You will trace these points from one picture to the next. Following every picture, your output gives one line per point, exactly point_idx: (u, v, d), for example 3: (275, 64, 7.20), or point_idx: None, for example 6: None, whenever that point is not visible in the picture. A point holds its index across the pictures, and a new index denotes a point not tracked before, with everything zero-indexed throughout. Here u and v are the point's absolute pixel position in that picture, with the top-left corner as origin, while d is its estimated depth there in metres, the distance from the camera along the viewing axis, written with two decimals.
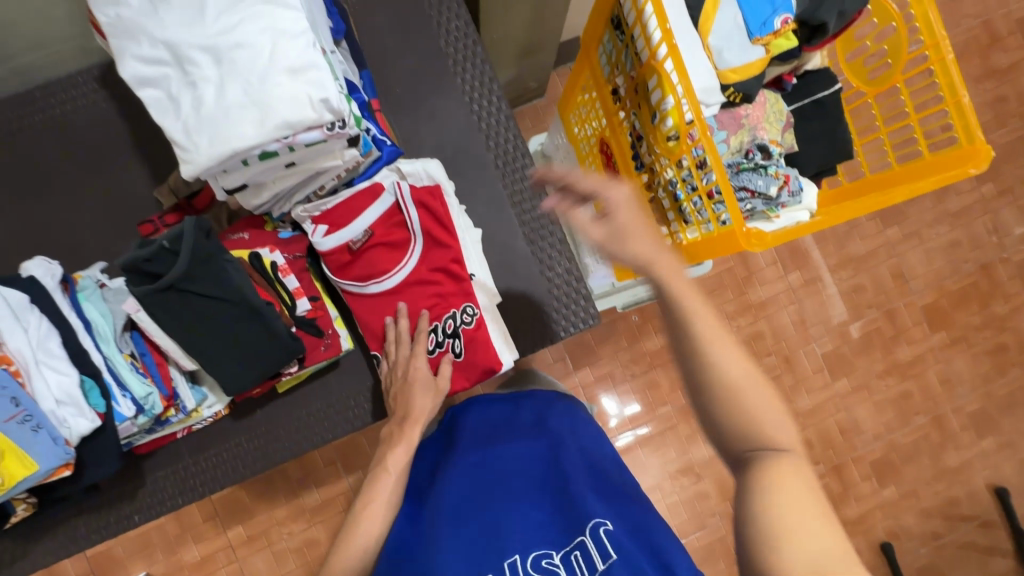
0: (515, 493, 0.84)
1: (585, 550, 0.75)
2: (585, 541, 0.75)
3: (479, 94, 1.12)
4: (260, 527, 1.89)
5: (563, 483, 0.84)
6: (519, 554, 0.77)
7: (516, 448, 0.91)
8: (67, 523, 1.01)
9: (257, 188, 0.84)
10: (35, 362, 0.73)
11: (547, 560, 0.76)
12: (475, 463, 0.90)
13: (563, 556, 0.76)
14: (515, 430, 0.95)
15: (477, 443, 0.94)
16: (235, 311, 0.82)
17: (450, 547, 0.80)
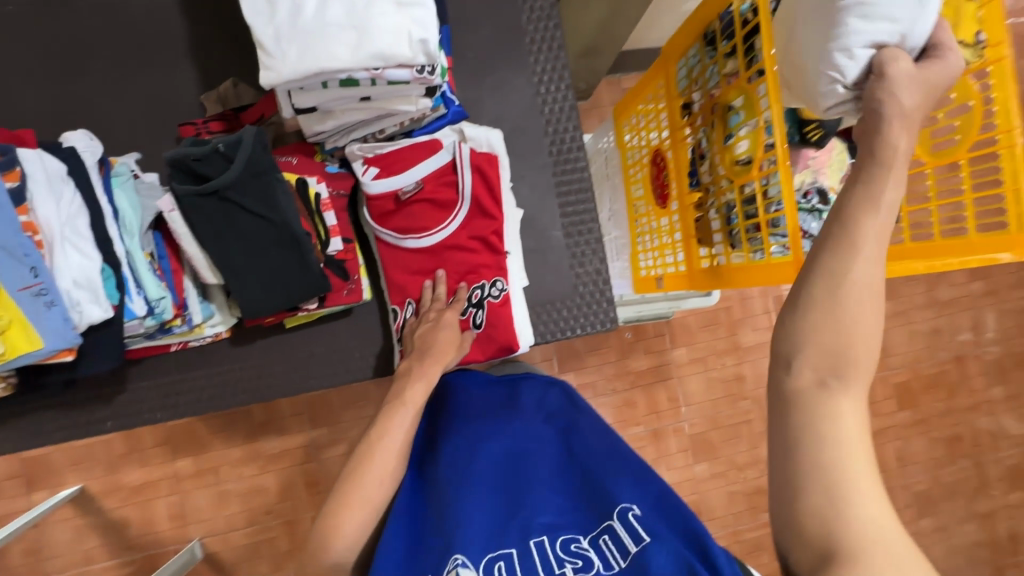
0: (532, 469, 0.76)
1: (614, 535, 0.66)
2: (614, 525, 0.67)
3: (549, 78, 1.11)
4: (210, 464, 1.83)
5: (581, 463, 0.77)
6: (543, 535, 0.68)
7: (520, 426, 0.84)
8: (34, 414, 0.96)
9: (324, 114, 0.82)
10: (60, 238, 0.68)
11: (576, 544, 0.66)
12: (484, 433, 0.82)
13: (591, 540, 0.66)
14: (524, 408, 0.87)
15: (484, 416, 0.86)
16: (271, 233, 0.80)
17: (462, 517, 0.70)
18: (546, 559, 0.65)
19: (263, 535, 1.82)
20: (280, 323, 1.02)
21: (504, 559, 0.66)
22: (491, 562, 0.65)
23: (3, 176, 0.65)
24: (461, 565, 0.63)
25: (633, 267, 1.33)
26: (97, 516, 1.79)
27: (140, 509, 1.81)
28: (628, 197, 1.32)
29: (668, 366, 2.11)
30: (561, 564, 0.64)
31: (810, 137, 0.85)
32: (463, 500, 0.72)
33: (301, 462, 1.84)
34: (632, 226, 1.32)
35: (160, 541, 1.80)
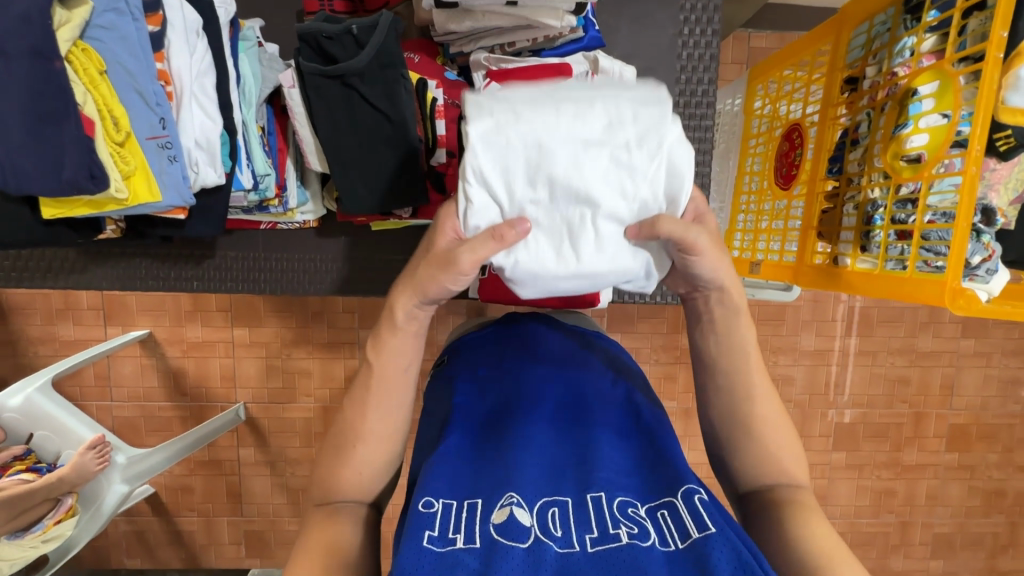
0: (597, 422, 0.66)
1: (674, 515, 0.53)
2: (675, 502, 0.55)
3: (697, 18, 0.99)
4: (264, 338, 1.93)
5: (651, 433, 0.65)
6: (602, 491, 0.56)
7: (589, 378, 0.73)
8: (130, 259, 1.01)
9: (461, 14, 0.76)
10: (189, 94, 0.67)
11: (633, 509, 0.54)
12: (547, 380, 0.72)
13: (648, 510, 0.54)
14: (594, 363, 0.77)
15: (562, 368, 0.75)
16: (384, 130, 0.77)
17: (518, 459, 0.60)
18: (601, 516, 0.53)
19: (300, 413, 1.95)
20: (366, 225, 1.01)
21: (558, 507, 0.55)
22: (542, 502, 0.55)
23: (146, 18, 0.63)
24: (516, 504, 0.53)
25: (724, 245, 1.24)
26: (159, 360, 1.95)
27: (197, 364, 1.95)
28: (739, 170, 1.22)
29: None
30: (618, 525, 0.52)
31: (996, 146, 0.72)
32: (530, 439, 0.63)
33: (345, 357, 1.92)
34: (734, 202, 1.22)
35: (211, 396, 1.96)
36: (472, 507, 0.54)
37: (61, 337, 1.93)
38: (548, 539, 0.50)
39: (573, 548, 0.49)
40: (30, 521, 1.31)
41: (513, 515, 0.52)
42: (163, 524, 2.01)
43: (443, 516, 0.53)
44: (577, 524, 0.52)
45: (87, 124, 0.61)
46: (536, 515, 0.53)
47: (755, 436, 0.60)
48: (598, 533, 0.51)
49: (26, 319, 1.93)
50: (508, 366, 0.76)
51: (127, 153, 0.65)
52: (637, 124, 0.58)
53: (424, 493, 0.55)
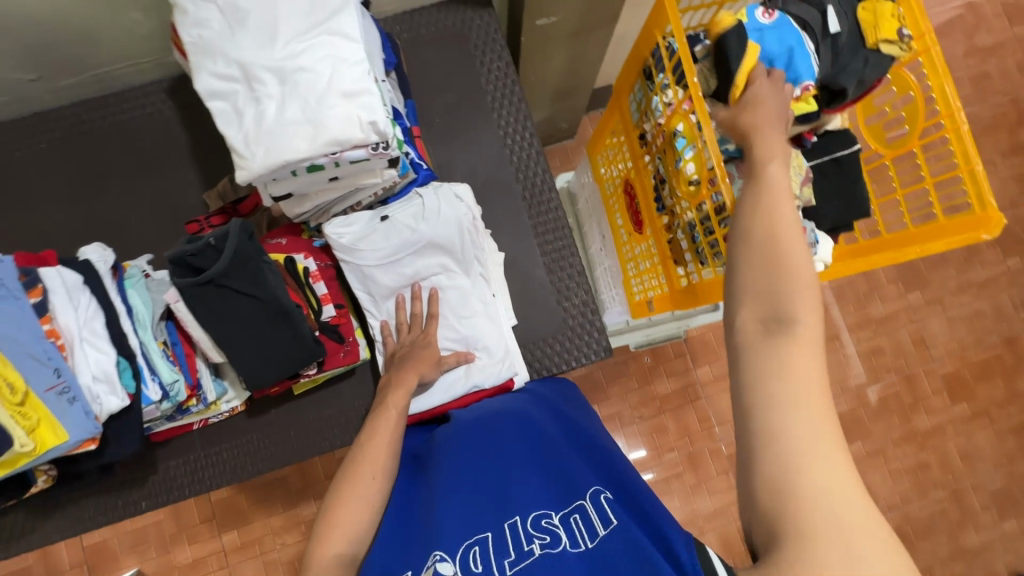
0: (505, 459, 0.79)
1: (584, 514, 0.69)
2: (584, 504, 0.70)
3: (514, 129, 1.19)
4: (255, 535, 1.88)
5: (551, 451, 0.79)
6: (517, 516, 0.70)
7: (499, 425, 0.86)
8: (77, 502, 1.04)
9: (301, 198, 0.90)
10: (79, 339, 0.77)
11: (547, 520, 0.69)
12: (473, 433, 0.85)
13: (562, 517, 0.69)
14: (504, 409, 0.90)
15: (475, 422, 0.88)
16: (262, 308, 0.87)
17: (445, 510, 0.72)
18: (517, 538, 0.68)
19: None
20: (288, 392, 1.09)
21: (480, 545, 0.68)
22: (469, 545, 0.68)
23: (27, 293, 0.75)
24: (439, 560, 0.66)
25: (627, 293, 1.34)
26: None
27: None
28: (612, 228, 1.36)
29: (694, 387, 2.04)
30: (530, 541, 0.67)
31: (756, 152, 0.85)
32: (450, 493, 0.75)
33: None
34: (620, 255, 1.34)
35: None
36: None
37: None
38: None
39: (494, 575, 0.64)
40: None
41: (438, 570, 0.65)
42: None
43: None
44: (496, 554, 0.66)
45: None
46: (460, 561, 0.66)
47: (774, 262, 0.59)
48: (515, 554, 0.66)
49: None
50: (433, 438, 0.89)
51: (29, 408, 0.73)
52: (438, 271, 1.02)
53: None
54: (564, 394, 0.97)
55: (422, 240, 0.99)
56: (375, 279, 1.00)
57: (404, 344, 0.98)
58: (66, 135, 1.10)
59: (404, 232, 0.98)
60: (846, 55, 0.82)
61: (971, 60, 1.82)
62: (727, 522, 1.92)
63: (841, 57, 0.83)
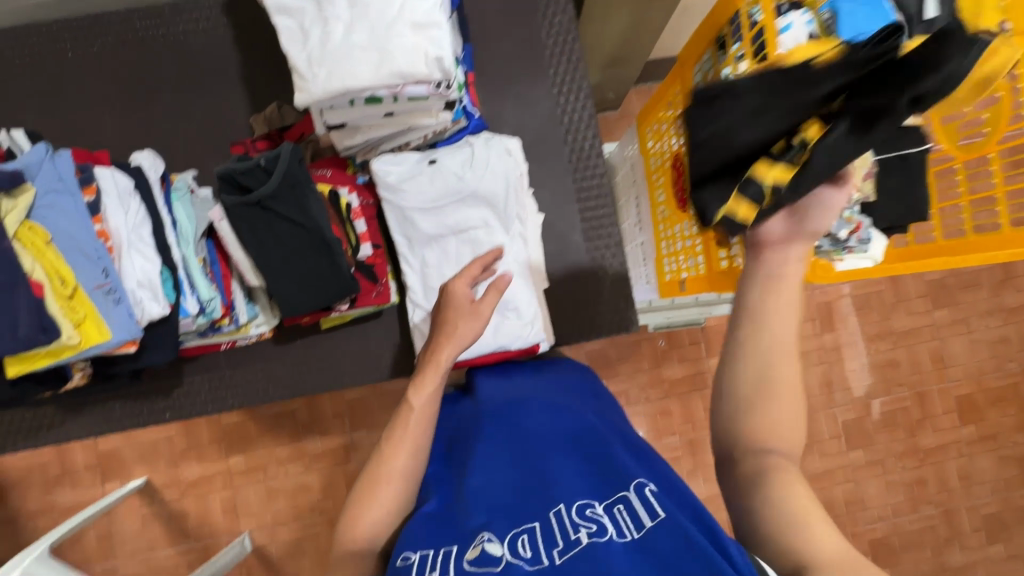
0: (540, 446, 0.72)
1: (628, 505, 0.58)
2: (629, 495, 0.59)
3: (568, 89, 1.15)
4: (261, 461, 1.94)
5: (593, 439, 0.71)
6: (560, 503, 0.61)
7: (532, 412, 0.80)
8: (105, 404, 1.08)
9: (353, 130, 0.89)
10: (127, 244, 0.78)
11: (590, 510, 0.59)
12: (503, 421, 0.80)
13: (607, 508, 0.59)
14: (537, 397, 0.84)
15: (507, 409, 0.82)
16: (305, 237, 0.87)
17: (479, 502, 0.66)
18: (564, 527, 0.58)
19: (309, 531, 1.91)
20: (316, 325, 1.10)
21: (527, 534, 0.59)
22: (511, 534, 0.60)
23: (83, 190, 0.75)
24: (487, 539, 0.59)
25: (657, 272, 1.33)
26: (160, 507, 1.93)
27: (198, 501, 1.93)
28: (651, 204, 1.33)
29: (704, 375, 2.03)
30: (576, 530, 0.57)
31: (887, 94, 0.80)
32: (488, 480, 0.69)
33: (344, 462, 1.93)
34: (655, 233, 1.32)
35: (216, 533, 1.92)
36: (449, 553, 0.60)
37: (59, 505, 1.92)
38: (517, 561, 0.55)
39: (541, 564, 0.55)
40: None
41: (483, 549, 0.58)
42: None
43: (419, 568, 0.59)
44: (543, 545, 0.57)
45: (36, 287, 0.71)
46: (505, 544, 0.58)
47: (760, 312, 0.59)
48: (562, 543, 0.56)
49: (24, 494, 1.92)
50: (464, 430, 0.83)
51: (77, 303, 0.73)
52: (479, 226, 1.00)
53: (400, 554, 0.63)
54: (601, 389, 0.90)
55: (466, 188, 0.97)
56: (415, 223, 0.98)
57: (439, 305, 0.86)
58: (119, 40, 1.09)
59: (449, 181, 0.97)
60: None
61: None
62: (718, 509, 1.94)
63: None
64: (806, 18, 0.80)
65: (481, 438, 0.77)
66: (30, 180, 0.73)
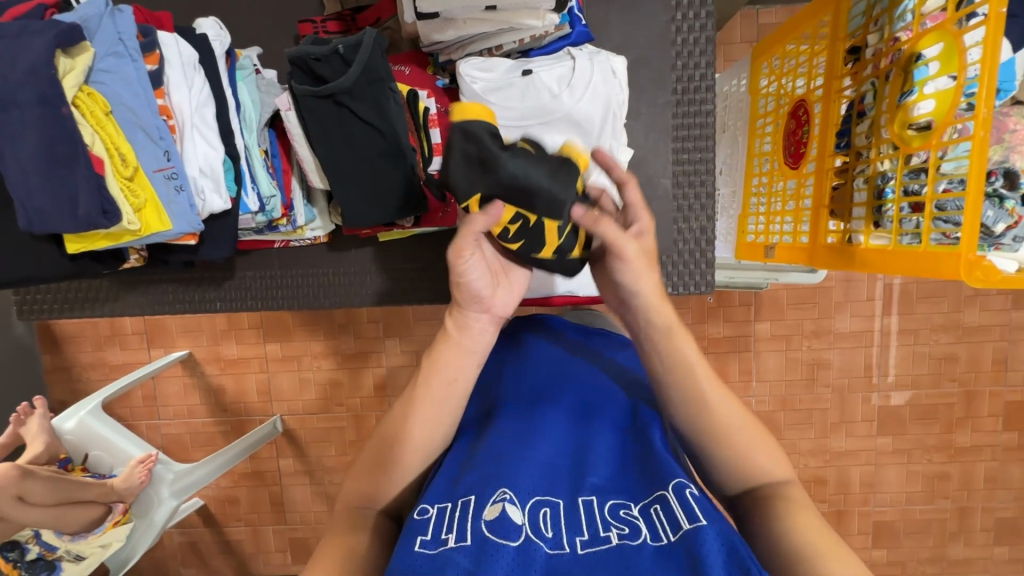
0: (592, 423, 0.62)
1: (666, 507, 0.51)
2: (667, 496, 0.52)
3: (688, 2, 0.97)
4: (295, 351, 1.99)
5: (645, 432, 0.61)
6: (593, 495, 0.54)
7: (585, 381, 0.70)
8: (157, 285, 1.07)
9: (445, 22, 0.76)
10: (190, 124, 0.71)
11: (624, 511, 0.52)
12: (553, 383, 0.70)
13: (641, 509, 0.52)
14: (593, 366, 0.73)
15: (561, 370, 0.71)
16: (378, 143, 0.79)
17: (493, 456, 0.58)
18: (591, 519, 0.51)
19: (333, 423, 2.00)
20: (373, 238, 1.04)
21: (550, 507, 0.52)
22: (535, 502, 0.53)
23: (145, 58, 0.67)
24: (508, 501, 0.51)
25: (738, 231, 1.21)
26: (200, 378, 2.03)
27: (235, 379, 2.02)
28: (748, 153, 1.18)
29: (747, 338, 1.94)
30: (607, 527, 0.50)
31: None
32: (522, 440, 0.60)
33: (372, 365, 1.96)
34: (746, 186, 1.18)
35: (249, 410, 2.03)
36: (465, 507, 0.52)
37: (109, 362, 2.03)
38: (538, 540, 0.48)
39: (563, 549, 0.48)
40: (91, 523, 1.35)
41: (505, 512, 0.50)
42: (213, 535, 2.09)
43: (438, 521, 0.51)
44: (566, 527, 0.50)
45: (96, 163, 0.64)
46: (528, 513, 0.51)
47: (690, 390, 0.56)
48: (589, 535, 0.49)
49: (77, 346, 2.03)
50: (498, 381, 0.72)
51: (137, 186, 0.68)
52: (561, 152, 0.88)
53: (422, 500, 0.54)
54: None
55: (558, 109, 0.85)
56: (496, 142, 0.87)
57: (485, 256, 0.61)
58: None
59: (548, 93, 0.85)
60: None
61: None
62: None
63: None
64: None
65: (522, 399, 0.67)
66: (89, 38, 0.64)
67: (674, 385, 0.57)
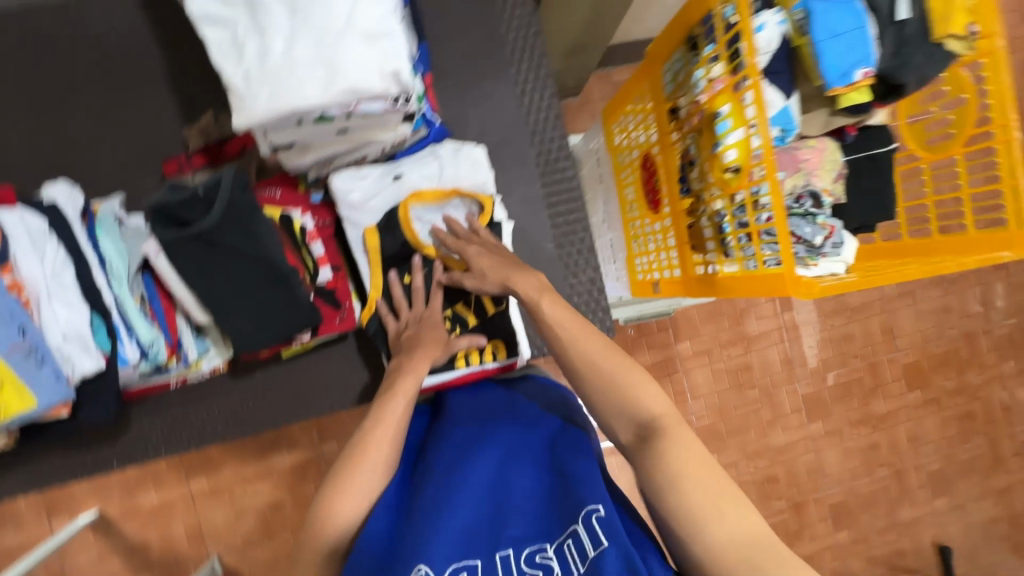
0: (513, 475, 0.71)
1: (577, 541, 0.61)
2: (578, 529, 0.62)
3: (532, 87, 1.09)
4: (225, 482, 1.83)
5: (561, 469, 0.71)
6: (509, 548, 0.64)
7: (508, 433, 0.79)
8: (41, 458, 0.98)
9: (302, 148, 0.80)
10: (46, 293, 0.71)
11: (540, 555, 0.62)
12: (478, 438, 0.79)
13: (555, 549, 0.62)
14: (518, 417, 0.82)
15: (488, 428, 0.81)
16: (253, 270, 0.79)
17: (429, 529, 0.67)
18: (508, 572, 0.62)
19: (280, 550, 1.83)
20: (276, 355, 1.01)
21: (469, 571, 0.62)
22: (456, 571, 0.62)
23: None
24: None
25: (629, 271, 1.30)
26: (117, 539, 1.80)
27: (159, 531, 1.81)
28: (620, 201, 1.29)
29: (672, 360, 2.03)
30: None
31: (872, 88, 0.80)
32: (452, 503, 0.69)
33: (313, 475, 1.84)
34: (626, 231, 1.29)
35: (179, 561, 1.81)
36: None
37: (3, 548, 1.77)
38: None
39: None
40: None
41: None
42: None
43: None
44: None
45: None
46: None
47: (618, 389, 0.68)
48: None
49: None
50: (431, 450, 0.80)
51: None
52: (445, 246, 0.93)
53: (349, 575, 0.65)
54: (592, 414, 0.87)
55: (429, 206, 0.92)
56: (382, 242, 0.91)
57: (408, 324, 0.89)
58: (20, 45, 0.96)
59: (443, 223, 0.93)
60: (910, 47, 0.77)
61: None
62: None
63: (903, 50, 0.77)
64: (779, 18, 0.79)
65: (452, 456, 0.76)
66: None
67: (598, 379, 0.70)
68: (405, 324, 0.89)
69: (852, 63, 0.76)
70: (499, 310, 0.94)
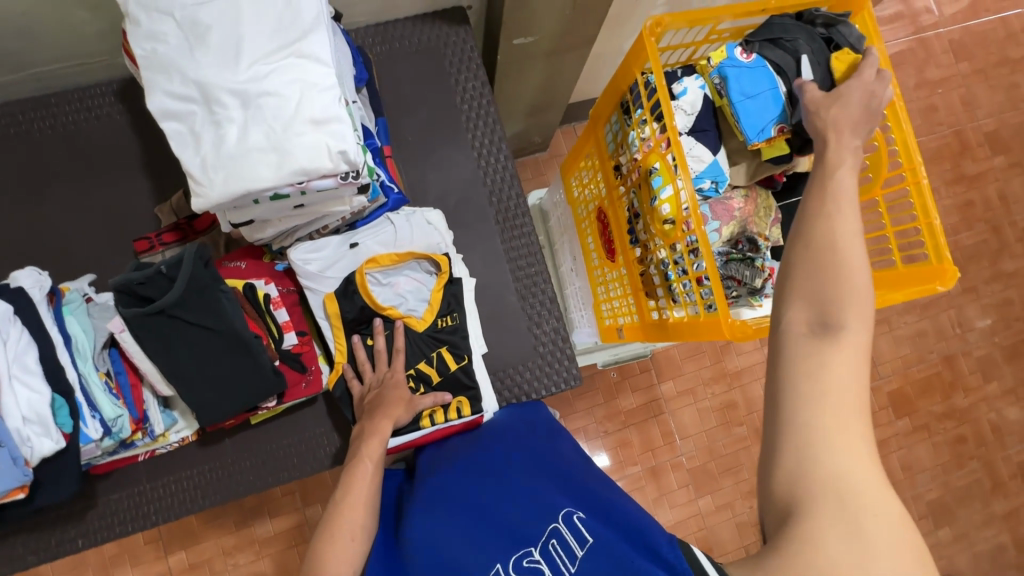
0: (486, 497, 0.76)
1: (562, 539, 0.67)
2: (560, 527, 0.69)
3: (487, 150, 1.16)
4: (204, 556, 1.74)
5: (527, 483, 0.77)
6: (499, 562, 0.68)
7: (471, 462, 0.83)
8: (6, 540, 0.96)
9: (262, 223, 0.85)
10: (8, 377, 0.73)
11: (529, 557, 0.67)
12: (444, 476, 0.81)
13: (543, 550, 0.68)
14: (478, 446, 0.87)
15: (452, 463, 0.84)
16: (217, 341, 0.82)
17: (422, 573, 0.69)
18: None
19: None
20: (245, 421, 1.02)
21: None
22: None
23: None
24: None
25: (597, 316, 1.34)
26: None
27: None
28: (583, 250, 1.34)
29: (658, 402, 1.92)
30: None
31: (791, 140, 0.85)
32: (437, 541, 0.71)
33: (295, 543, 1.76)
34: (591, 279, 1.33)
35: None
36: None
37: None
38: None
39: None
40: None
41: None
42: None
43: None
44: None
45: None
46: None
47: (824, 260, 0.56)
48: None
49: None
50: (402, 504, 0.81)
51: None
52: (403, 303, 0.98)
53: None
54: (545, 411, 0.95)
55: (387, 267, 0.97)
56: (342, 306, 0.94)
57: (371, 385, 0.91)
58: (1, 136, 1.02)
59: (401, 283, 0.98)
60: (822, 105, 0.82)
61: (921, 92, 1.88)
62: (685, 537, 1.86)
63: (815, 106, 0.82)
64: (699, 83, 0.88)
65: (424, 501, 0.78)
66: None
67: (808, 263, 0.57)
68: (369, 387, 0.91)
69: (768, 120, 0.82)
70: (461, 365, 0.96)
